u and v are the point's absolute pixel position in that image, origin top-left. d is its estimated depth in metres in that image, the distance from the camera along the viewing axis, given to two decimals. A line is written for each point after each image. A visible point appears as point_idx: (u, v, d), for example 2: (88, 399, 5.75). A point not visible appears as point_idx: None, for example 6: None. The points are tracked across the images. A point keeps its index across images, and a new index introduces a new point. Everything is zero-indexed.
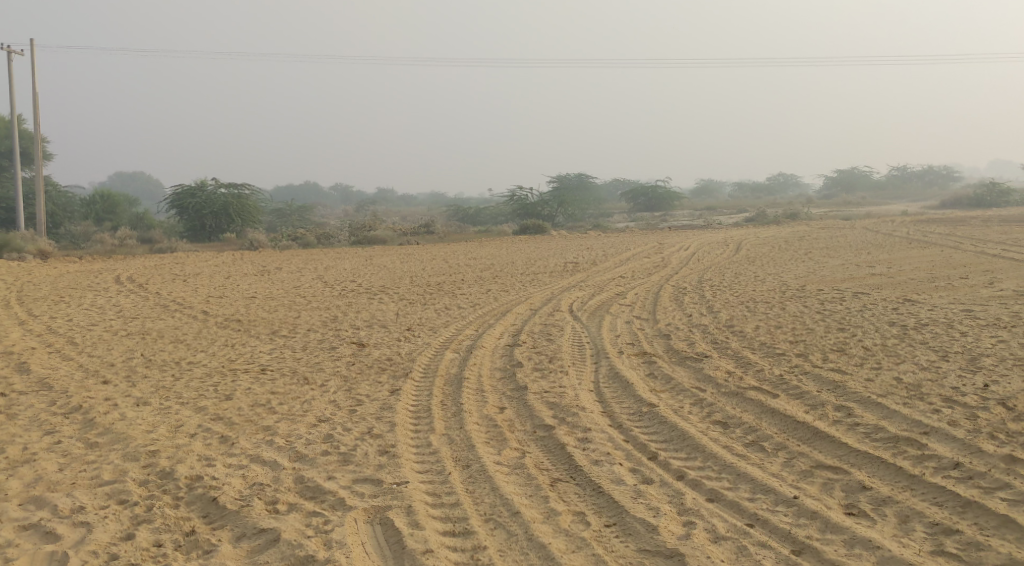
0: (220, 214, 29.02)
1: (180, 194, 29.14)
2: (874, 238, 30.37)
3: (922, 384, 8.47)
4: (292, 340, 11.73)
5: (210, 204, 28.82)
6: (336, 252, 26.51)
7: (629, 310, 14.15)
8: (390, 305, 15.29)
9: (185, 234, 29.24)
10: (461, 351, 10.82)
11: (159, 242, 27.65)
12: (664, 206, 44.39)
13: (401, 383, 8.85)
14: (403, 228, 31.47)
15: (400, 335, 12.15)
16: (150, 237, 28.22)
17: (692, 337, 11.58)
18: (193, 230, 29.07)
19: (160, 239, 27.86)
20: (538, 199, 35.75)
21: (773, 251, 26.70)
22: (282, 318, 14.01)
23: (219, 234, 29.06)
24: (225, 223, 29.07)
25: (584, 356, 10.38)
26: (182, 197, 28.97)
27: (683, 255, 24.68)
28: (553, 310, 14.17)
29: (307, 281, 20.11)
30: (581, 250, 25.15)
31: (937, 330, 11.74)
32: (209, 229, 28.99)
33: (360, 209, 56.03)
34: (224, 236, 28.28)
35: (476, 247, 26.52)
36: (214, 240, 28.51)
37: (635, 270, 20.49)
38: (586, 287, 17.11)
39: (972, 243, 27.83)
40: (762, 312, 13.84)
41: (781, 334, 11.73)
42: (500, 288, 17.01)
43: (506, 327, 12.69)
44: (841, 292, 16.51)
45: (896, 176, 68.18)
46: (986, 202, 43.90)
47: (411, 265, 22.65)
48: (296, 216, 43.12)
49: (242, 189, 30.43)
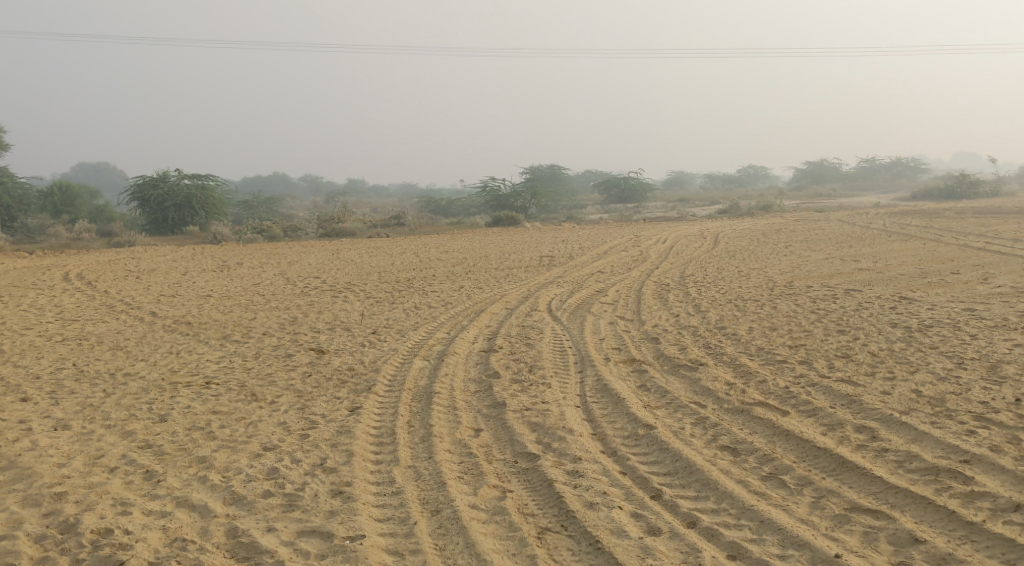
0: (183, 206, 27.71)
1: (139, 186, 27.78)
2: (852, 231, 29.67)
3: (947, 398, 7.59)
4: (244, 347, 10.64)
5: (172, 196, 27.50)
6: (302, 246, 25.37)
7: (611, 310, 13.21)
8: (356, 305, 14.23)
9: (146, 228, 27.91)
10: (431, 359, 9.81)
11: (117, 234, 26.35)
12: (638, 197, 43.52)
13: (363, 399, 7.85)
14: (373, 220, 30.37)
15: (364, 339, 11.11)
16: (110, 230, 26.87)
17: (682, 340, 10.65)
18: (155, 223, 27.76)
19: (118, 232, 26.55)
20: (511, 189, 34.68)
21: (752, 244, 25.92)
22: (237, 320, 12.91)
23: (181, 227, 27.76)
24: (188, 215, 27.81)
25: (567, 364, 9.41)
26: (142, 188, 27.62)
27: (661, 249, 23.77)
28: (530, 311, 13.19)
29: (267, 277, 18.96)
30: (557, 243, 24.16)
31: (944, 333, 10.89)
32: (171, 222, 27.68)
33: (329, 201, 54.64)
34: (186, 229, 27.03)
35: (449, 240, 25.50)
36: (176, 234, 27.21)
37: (613, 265, 19.58)
38: (564, 284, 16.13)
39: (954, 236, 27.18)
40: (754, 312, 12.94)
41: (778, 337, 10.83)
42: (473, 285, 15.98)
43: (480, 330, 11.69)
44: (832, 288, 15.68)
45: (866, 168, 67.97)
46: (958, 192, 43.45)
47: (379, 260, 21.57)
48: (260, 207, 41.74)
49: (205, 180, 29.11)
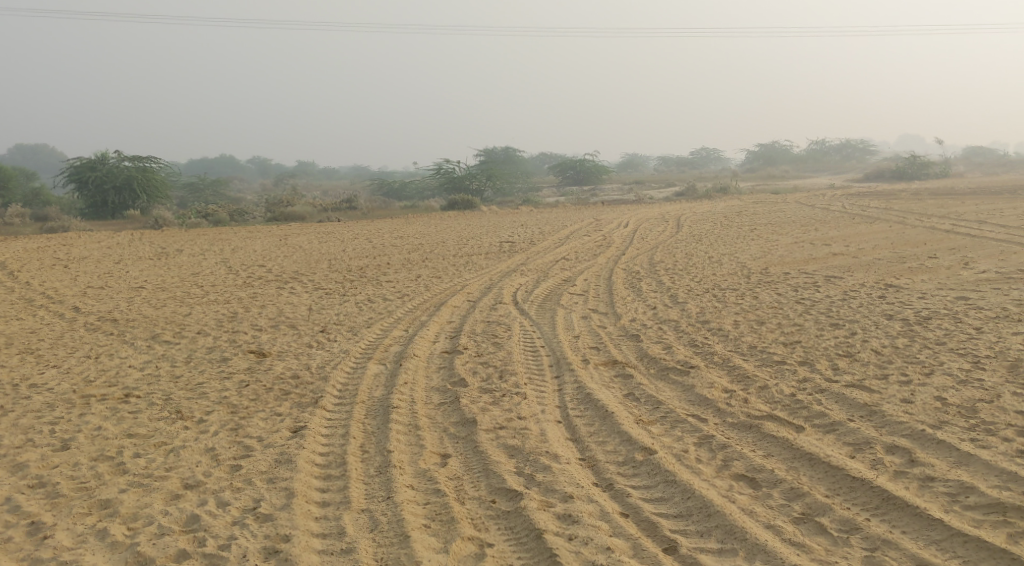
0: (123, 188, 26.09)
1: (75, 167, 26.07)
2: (813, 214, 28.93)
3: (978, 407, 6.67)
4: (174, 349, 9.44)
5: (111, 178, 25.86)
6: (247, 231, 23.95)
7: (581, 302, 12.22)
8: (303, 299, 13.04)
9: (84, 212, 26.24)
10: (388, 363, 8.71)
11: (50, 219, 24.64)
12: (594, 179, 42.52)
13: (311, 418, 6.74)
14: (324, 203, 29.00)
15: (312, 339, 9.98)
16: (44, 215, 25.18)
17: (665, 338, 9.65)
18: (94, 206, 26.09)
19: (51, 216, 24.84)
20: (466, 171, 33.46)
21: (716, 228, 25.04)
22: (170, 317, 11.66)
23: (122, 211, 26.13)
24: (129, 199, 26.18)
25: (541, 370, 8.38)
26: (79, 170, 25.91)
27: (625, 233, 22.77)
28: (495, 303, 12.14)
29: (208, 266, 17.61)
30: (517, 227, 23.03)
31: (945, 326, 10.00)
32: (110, 205, 26.02)
33: (278, 183, 52.83)
34: (126, 214, 25.44)
35: (404, 224, 24.27)
36: (116, 218, 25.61)
37: (577, 250, 18.56)
38: (528, 272, 15.08)
39: (919, 218, 26.51)
40: (736, 303, 11.98)
41: (768, 332, 9.91)
42: (431, 274, 14.85)
43: (441, 327, 10.63)
44: (810, 275, 14.81)
45: (817, 150, 67.88)
46: (909, 174, 43.14)
47: (329, 246, 20.31)
48: (206, 190, 39.97)
49: (147, 161, 27.47)
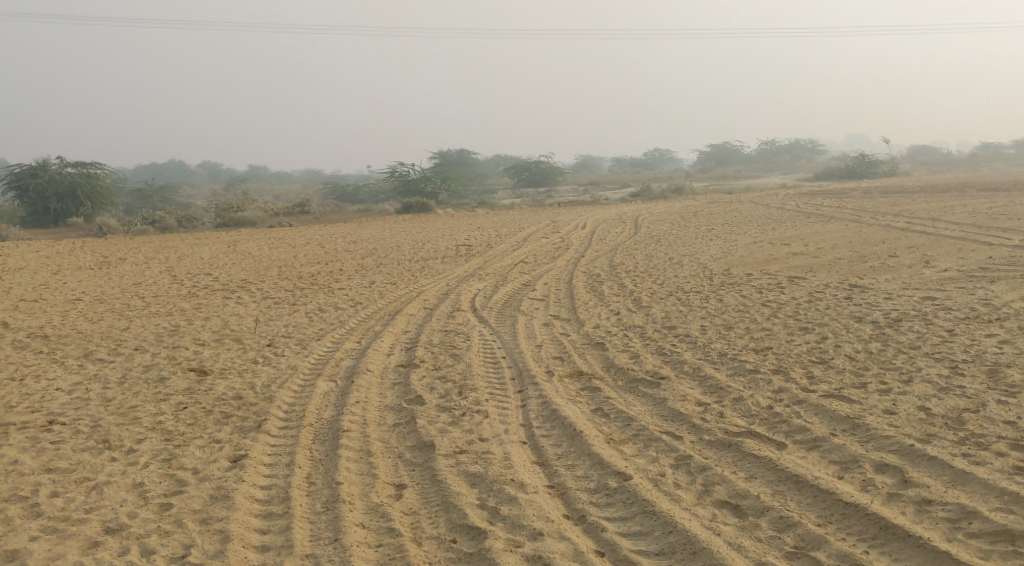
0: (66, 195, 25.13)
1: (15, 174, 25.05)
2: (768, 213, 28.82)
3: (964, 418, 6.30)
4: (107, 369, 8.80)
5: (53, 185, 24.88)
6: (194, 238, 23.16)
7: (542, 308, 11.76)
8: (250, 309, 12.43)
9: (25, 220, 25.22)
10: (339, 381, 8.15)
11: None
12: (549, 181, 42.15)
13: (254, 447, 6.19)
14: (275, 207, 28.26)
15: (257, 354, 9.38)
16: None
17: (631, 346, 9.20)
18: (35, 214, 25.10)
19: None
20: (420, 174, 32.85)
21: (673, 229, 24.76)
22: (107, 332, 10.99)
23: (65, 219, 25.19)
24: (73, 206, 25.24)
25: (503, 384, 7.88)
26: (19, 177, 24.90)
27: (583, 235, 22.36)
28: (452, 311, 11.64)
29: (152, 276, 16.86)
30: (474, 230, 22.49)
31: (917, 328, 9.66)
32: (53, 213, 25.04)
33: (229, 189, 51.71)
34: (70, 221, 24.50)
35: (357, 228, 23.63)
36: (58, 226, 24.64)
37: (535, 253, 18.10)
38: (486, 277, 14.58)
39: (874, 216, 26.47)
40: (701, 307, 11.59)
41: (737, 337, 9.53)
42: (385, 281, 14.29)
43: (396, 338, 10.10)
44: (773, 277, 14.48)
45: (768, 149, 68.34)
46: (858, 172, 43.40)
47: (279, 252, 19.64)
48: (154, 196, 38.90)
49: (91, 167, 26.51)
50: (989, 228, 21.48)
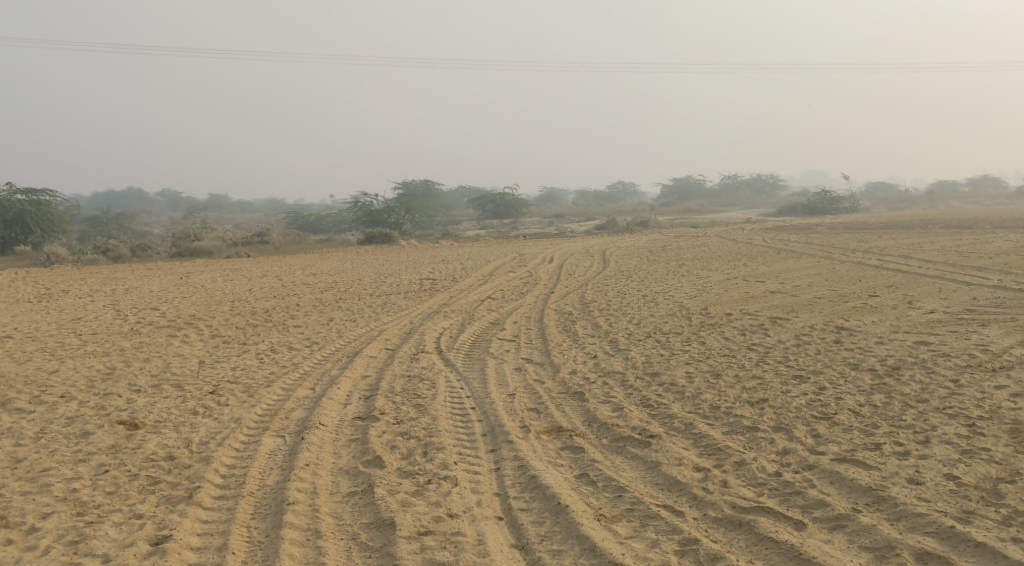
0: (14, 223, 23.83)
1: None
2: (737, 248, 28.28)
3: (1001, 491, 5.55)
4: (25, 422, 7.90)
5: (1, 212, 23.59)
6: (145, 269, 22.00)
7: (512, 350, 10.93)
8: (197, 349, 11.48)
9: None
10: (287, 437, 7.20)
11: None
12: (514, 213, 41.38)
13: (185, 538, 5.32)
14: (234, 237, 27.17)
15: (198, 404, 8.42)
16: None
17: (613, 397, 8.36)
18: None
19: None
20: (384, 205, 31.96)
21: (642, 264, 24.03)
22: (33, 376, 10.02)
23: (13, 248, 23.92)
24: (22, 234, 23.95)
25: (472, 442, 7.00)
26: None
27: (550, 269, 21.54)
28: (416, 352, 10.77)
29: (95, 310, 15.79)
30: (438, 263, 21.60)
31: (920, 378, 8.91)
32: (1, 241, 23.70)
33: (188, 217, 50.19)
34: (18, 250, 23.22)
35: (317, 260, 22.62)
36: (6, 255, 23.34)
37: (502, 288, 17.28)
38: (452, 314, 13.72)
39: (846, 253, 25.93)
40: (683, 352, 10.81)
41: (727, 387, 8.75)
42: (344, 317, 13.37)
43: (354, 383, 9.22)
44: (754, 317, 13.77)
45: (730, 184, 68.34)
46: (820, 209, 43.17)
47: (234, 285, 18.62)
48: (109, 224, 37.53)
49: (42, 195, 25.22)
50: (964, 267, 20.97)
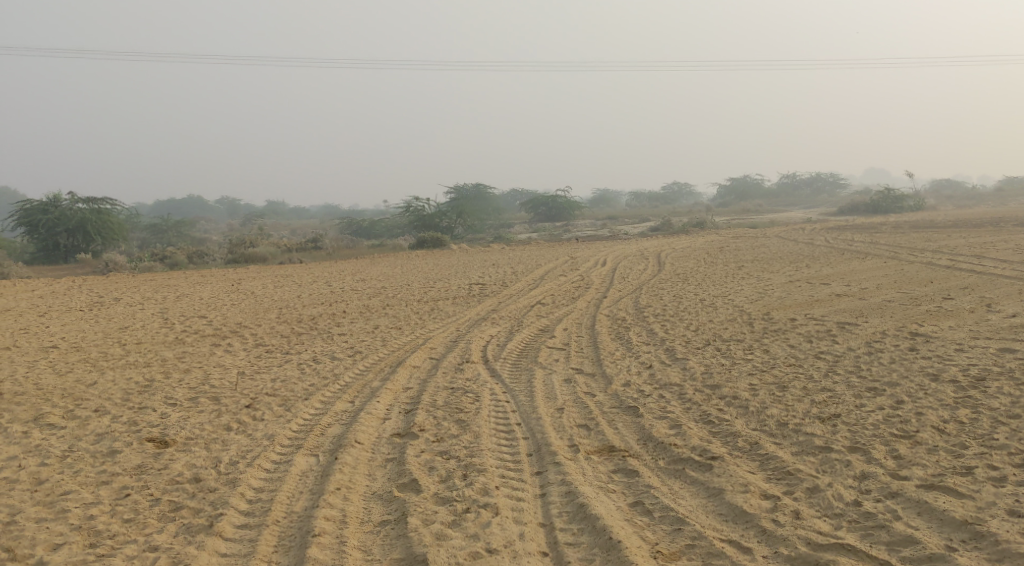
0: (76, 231, 23.90)
1: (25, 210, 23.80)
2: (798, 249, 27.33)
3: None
4: (53, 439, 7.58)
5: (63, 220, 23.68)
6: (198, 276, 21.89)
7: (562, 360, 10.39)
8: (238, 359, 11.14)
9: (34, 256, 24.01)
10: (320, 456, 6.76)
11: None
12: (566, 215, 40.75)
13: None
14: (287, 243, 27.03)
15: (232, 418, 8.03)
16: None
17: (670, 413, 7.77)
18: (45, 251, 23.90)
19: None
20: (436, 209, 31.62)
21: (699, 266, 23.28)
22: (71, 389, 9.75)
23: (75, 256, 24.01)
24: (83, 242, 24.03)
25: (517, 463, 6.48)
26: (29, 213, 23.67)
27: (604, 273, 20.90)
28: (461, 362, 10.29)
29: (143, 318, 15.61)
30: (488, 268, 21.13)
31: (1008, 391, 8.15)
32: (63, 249, 23.80)
33: (246, 224, 50.63)
34: (78, 257, 23.31)
35: (367, 266, 22.31)
36: (67, 263, 23.43)
37: (553, 293, 16.73)
38: (501, 320, 13.21)
39: (913, 253, 24.86)
40: (744, 361, 10.15)
41: (794, 401, 8.08)
42: (389, 325, 12.96)
43: (395, 396, 8.76)
44: (819, 322, 13.02)
45: (788, 183, 66.86)
46: (883, 208, 41.81)
47: (283, 292, 18.37)
48: (169, 231, 37.77)
49: (102, 203, 25.28)
50: None
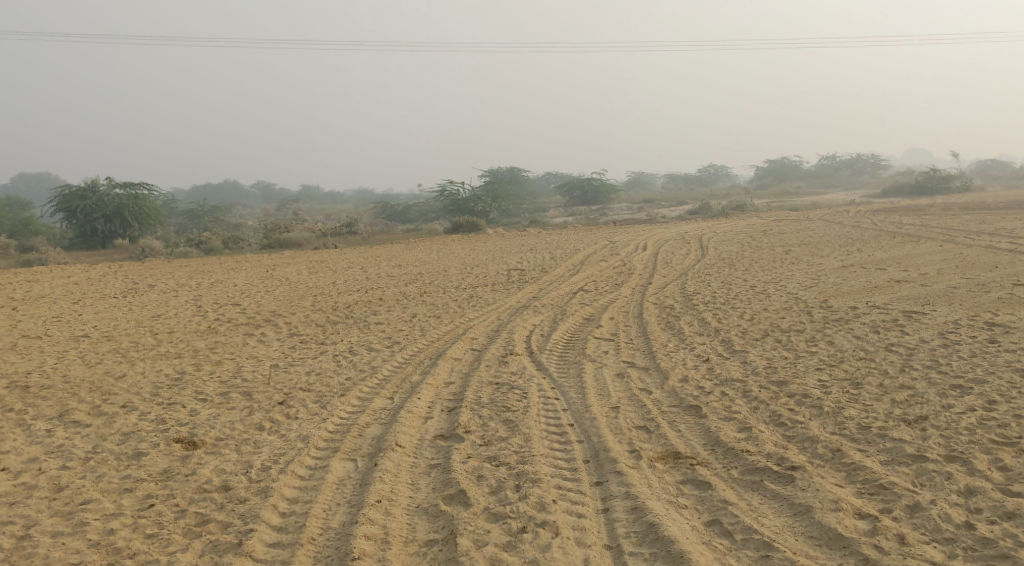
0: (113, 217, 23.59)
1: (63, 195, 23.49)
2: (845, 232, 26.40)
3: None
4: (77, 438, 7.13)
5: (101, 206, 23.36)
6: (232, 262, 21.48)
7: (612, 352, 9.78)
8: (272, 350, 10.65)
9: (72, 242, 23.73)
10: (359, 462, 6.20)
11: (26, 249, 22.10)
12: (602, 199, 39.91)
13: None
14: (322, 227, 26.57)
15: (265, 416, 7.53)
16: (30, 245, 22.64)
17: (737, 412, 7.13)
18: (83, 236, 23.61)
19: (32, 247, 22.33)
20: (470, 193, 30.98)
21: (744, 250, 22.48)
22: (100, 381, 9.31)
23: (113, 242, 23.71)
24: (120, 228, 23.70)
25: (574, 472, 5.89)
26: (67, 198, 23.38)
27: (645, 257, 20.15)
28: (505, 354, 9.71)
29: (177, 305, 15.19)
30: (526, 253, 20.50)
31: None
32: (101, 234, 23.53)
33: (281, 208, 50.38)
34: (116, 243, 22.99)
35: (403, 251, 21.77)
36: (105, 249, 23.13)
37: (596, 278, 16.09)
38: (543, 308, 12.60)
39: (967, 236, 23.87)
40: (809, 354, 9.46)
41: (871, 400, 7.39)
42: (427, 314, 12.40)
43: (436, 392, 8.21)
44: (882, 311, 12.25)
45: (829, 164, 65.39)
46: (928, 189, 40.53)
47: (317, 278, 17.88)
48: (205, 216, 37.49)
49: (139, 188, 24.93)
50: None
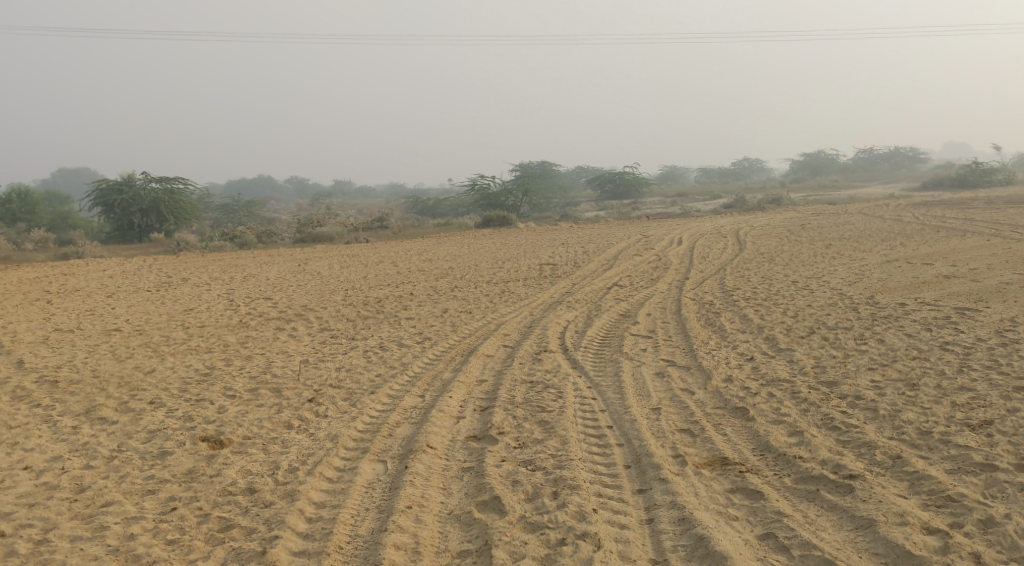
0: (150, 211, 23.56)
1: (101, 189, 23.50)
2: (886, 226, 25.74)
3: None
4: (103, 434, 6.91)
5: (137, 200, 23.32)
6: (265, 256, 21.33)
7: (651, 350, 9.42)
8: (301, 345, 10.41)
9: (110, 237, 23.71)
10: (388, 463, 5.92)
11: (62, 243, 22.11)
12: (634, 193, 39.45)
13: None
14: (354, 222, 26.39)
15: (294, 414, 7.28)
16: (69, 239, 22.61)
17: (786, 415, 6.76)
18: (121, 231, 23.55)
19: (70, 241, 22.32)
20: (501, 186, 30.64)
21: (781, 245, 21.97)
22: (128, 376, 9.13)
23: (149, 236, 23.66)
24: (157, 222, 23.67)
25: (615, 477, 5.56)
26: (105, 192, 23.38)
27: (681, 252, 19.73)
28: (540, 351, 9.38)
29: (209, 299, 15.04)
30: (558, 247, 20.16)
31: None
32: (137, 228, 23.43)
33: (314, 204, 50.40)
34: (152, 237, 22.97)
35: (434, 245, 21.51)
36: (142, 242, 23.10)
37: (631, 273, 15.71)
38: (578, 304, 12.25)
39: (1013, 230, 23.14)
40: (858, 353, 9.04)
41: (930, 403, 6.97)
42: (459, 309, 12.11)
43: (469, 390, 7.90)
44: (931, 307, 11.76)
45: (867, 157, 64.24)
46: (970, 182, 39.58)
47: (348, 272, 17.66)
48: (239, 210, 37.53)
49: (174, 182, 24.89)
50: None
